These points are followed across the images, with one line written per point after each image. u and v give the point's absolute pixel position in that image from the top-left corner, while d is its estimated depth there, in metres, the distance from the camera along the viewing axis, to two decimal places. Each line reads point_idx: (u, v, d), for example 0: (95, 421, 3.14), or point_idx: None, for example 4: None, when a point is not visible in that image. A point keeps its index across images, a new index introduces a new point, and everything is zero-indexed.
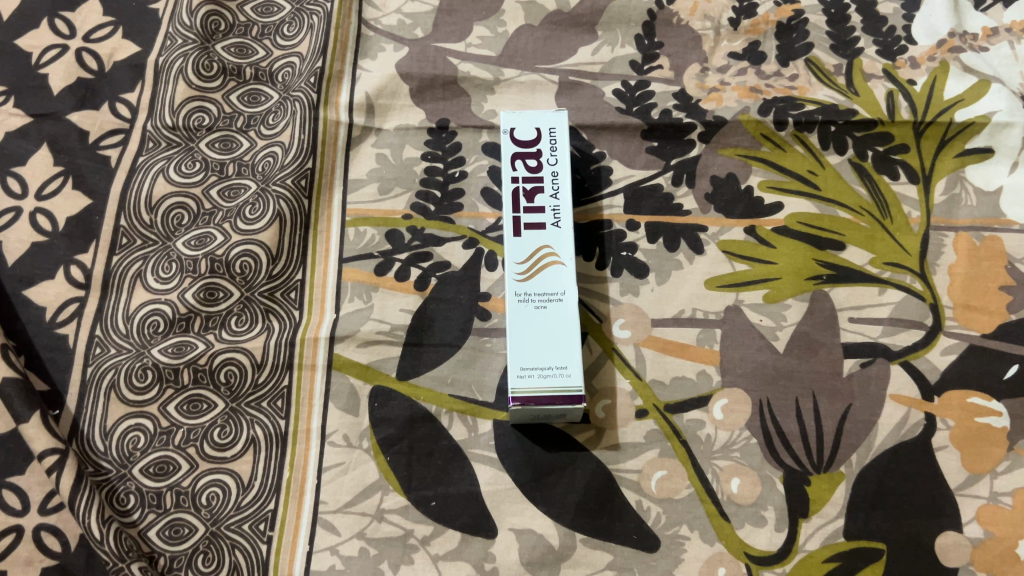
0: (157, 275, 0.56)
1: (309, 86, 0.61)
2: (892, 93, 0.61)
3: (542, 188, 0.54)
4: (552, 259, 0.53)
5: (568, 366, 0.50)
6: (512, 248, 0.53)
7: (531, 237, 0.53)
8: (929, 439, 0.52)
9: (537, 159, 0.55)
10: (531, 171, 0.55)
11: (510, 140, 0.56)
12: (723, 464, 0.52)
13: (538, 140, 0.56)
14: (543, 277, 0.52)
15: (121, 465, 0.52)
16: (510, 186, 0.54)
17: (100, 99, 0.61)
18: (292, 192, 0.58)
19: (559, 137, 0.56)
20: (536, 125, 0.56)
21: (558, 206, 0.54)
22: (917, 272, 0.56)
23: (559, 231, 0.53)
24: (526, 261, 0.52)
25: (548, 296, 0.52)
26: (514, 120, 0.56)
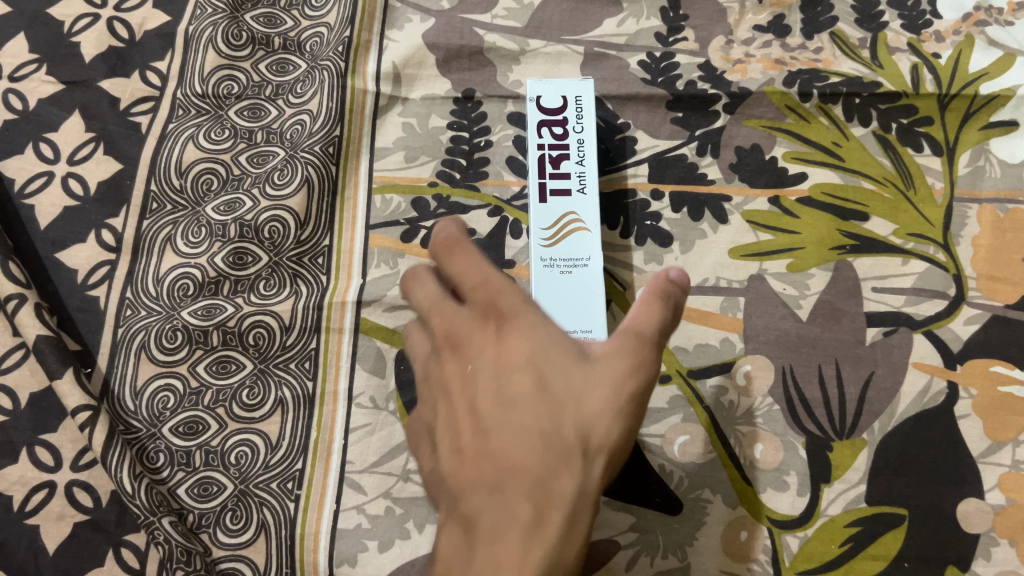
0: (187, 239, 0.57)
1: (337, 55, 0.62)
2: (917, 66, 0.61)
3: (568, 154, 0.55)
4: (577, 225, 0.53)
5: (593, 328, 0.51)
6: (537, 215, 0.53)
7: (556, 203, 0.54)
8: (952, 407, 0.53)
9: (563, 126, 0.56)
10: (557, 138, 0.55)
11: (536, 109, 0.56)
12: (746, 429, 0.53)
13: (563, 107, 0.56)
14: (568, 243, 0.53)
15: (151, 424, 0.53)
16: (536, 155, 0.55)
17: (131, 67, 0.62)
18: (320, 159, 0.59)
19: (585, 104, 0.56)
20: (562, 93, 0.56)
21: (584, 172, 0.54)
22: (940, 243, 0.56)
23: (585, 198, 0.54)
24: (551, 227, 0.53)
25: (573, 261, 0.52)
26: (540, 88, 0.57)
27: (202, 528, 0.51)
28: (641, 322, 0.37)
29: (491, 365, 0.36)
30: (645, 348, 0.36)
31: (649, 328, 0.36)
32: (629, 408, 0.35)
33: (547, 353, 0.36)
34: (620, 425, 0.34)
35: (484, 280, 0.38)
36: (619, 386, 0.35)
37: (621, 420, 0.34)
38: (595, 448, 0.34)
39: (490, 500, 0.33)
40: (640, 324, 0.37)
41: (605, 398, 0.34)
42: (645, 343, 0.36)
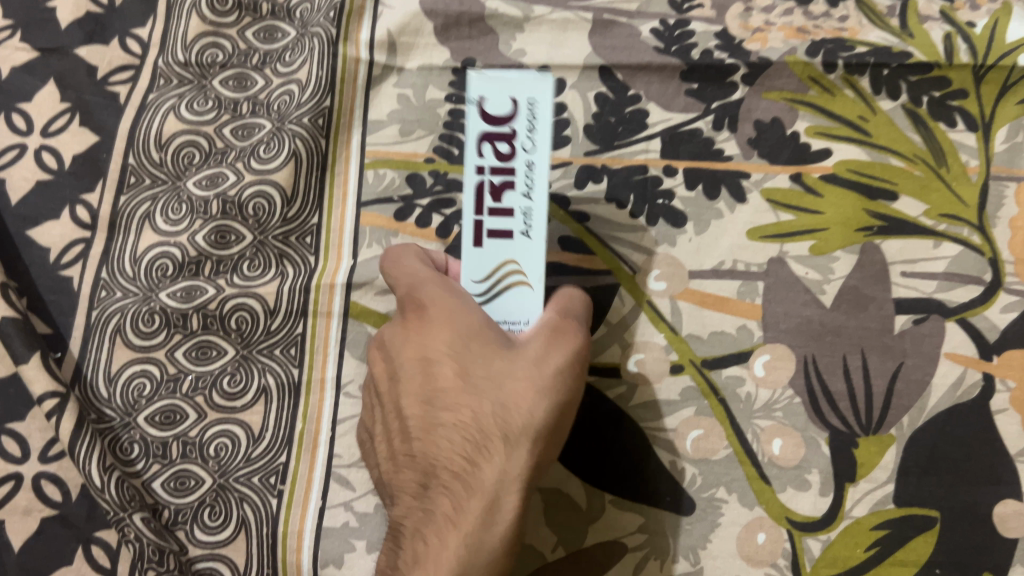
0: (166, 217, 0.53)
1: (328, 21, 0.57)
2: (950, 36, 0.55)
3: (513, 182, 0.41)
4: (515, 280, 0.42)
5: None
6: (469, 263, 0.42)
7: (493, 248, 0.41)
8: (987, 402, 0.49)
9: (510, 141, 0.41)
10: (501, 159, 0.41)
11: (476, 112, 0.40)
12: (764, 424, 0.49)
13: (513, 112, 0.40)
14: (505, 297, 0.42)
15: (125, 413, 0.50)
16: (473, 181, 0.41)
17: (109, 34, 0.58)
18: (308, 131, 0.55)
19: (539, 113, 0.40)
20: (511, 93, 0.40)
21: (531, 208, 0.41)
22: (975, 225, 0.52)
23: (529, 243, 0.42)
24: (485, 279, 0.42)
25: (512, 323, 0.43)
26: (484, 83, 0.40)
27: (178, 525, 0.48)
28: (562, 321, 0.42)
29: (416, 361, 0.42)
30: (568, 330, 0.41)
31: (569, 330, 0.41)
32: (558, 396, 0.40)
33: (471, 347, 0.40)
34: (555, 413, 0.40)
35: (411, 282, 0.44)
36: (547, 381, 0.40)
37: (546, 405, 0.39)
38: (516, 433, 0.39)
39: (425, 496, 0.41)
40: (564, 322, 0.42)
41: (531, 396, 0.39)
42: (574, 345, 0.41)
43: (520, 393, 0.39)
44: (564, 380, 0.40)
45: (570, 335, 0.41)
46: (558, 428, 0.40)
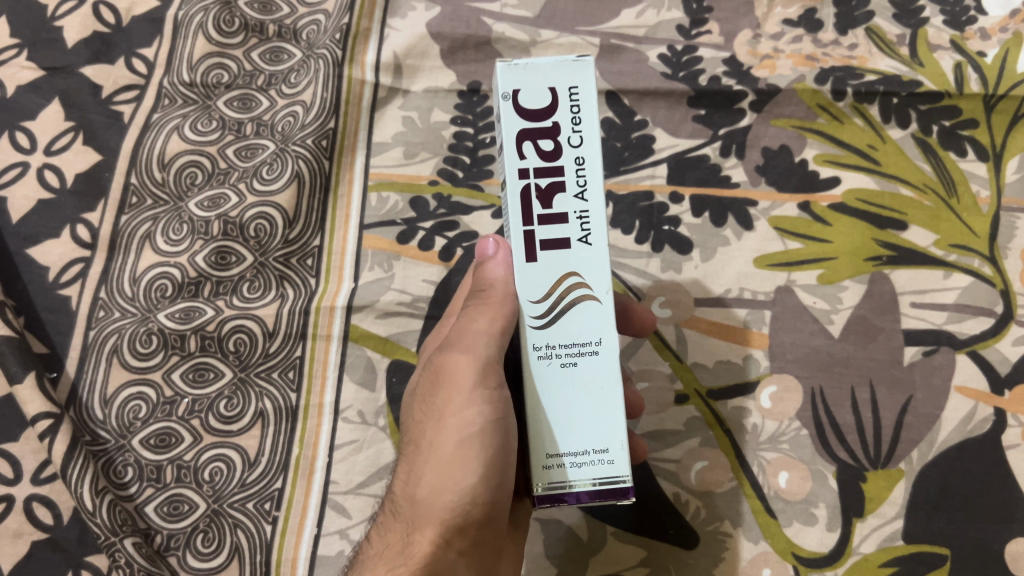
0: (167, 237, 0.53)
1: (334, 43, 0.57)
2: (960, 65, 0.55)
3: (563, 183, 0.35)
4: (581, 295, 0.35)
5: (610, 452, 0.35)
6: (523, 281, 0.35)
7: (549, 261, 0.35)
8: (999, 436, 0.47)
9: (554, 136, 0.35)
10: (546, 158, 0.34)
11: (511, 108, 0.34)
12: (771, 456, 0.48)
13: (554, 102, 0.35)
14: (572, 319, 0.35)
15: (120, 435, 0.49)
16: (516, 186, 0.34)
17: (116, 54, 0.58)
18: (312, 152, 0.54)
19: (583, 101, 0.35)
20: (548, 82, 0.35)
21: (588, 210, 0.35)
22: (986, 256, 0.51)
23: (591, 251, 0.35)
24: (545, 298, 0.35)
25: (581, 348, 0.35)
26: (518, 75, 0.34)
27: (170, 551, 0.47)
28: (465, 359, 0.37)
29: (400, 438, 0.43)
30: (479, 371, 0.37)
31: (476, 372, 0.37)
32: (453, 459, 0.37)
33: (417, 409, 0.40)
34: (445, 477, 0.37)
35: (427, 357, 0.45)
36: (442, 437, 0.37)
37: (443, 470, 0.37)
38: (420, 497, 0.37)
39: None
40: (469, 359, 0.37)
41: (428, 463, 0.37)
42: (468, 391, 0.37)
43: (420, 459, 0.38)
44: (458, 438, 0.37)
45: (473, 379, 0.37)
46: (458, 496, 0.36)
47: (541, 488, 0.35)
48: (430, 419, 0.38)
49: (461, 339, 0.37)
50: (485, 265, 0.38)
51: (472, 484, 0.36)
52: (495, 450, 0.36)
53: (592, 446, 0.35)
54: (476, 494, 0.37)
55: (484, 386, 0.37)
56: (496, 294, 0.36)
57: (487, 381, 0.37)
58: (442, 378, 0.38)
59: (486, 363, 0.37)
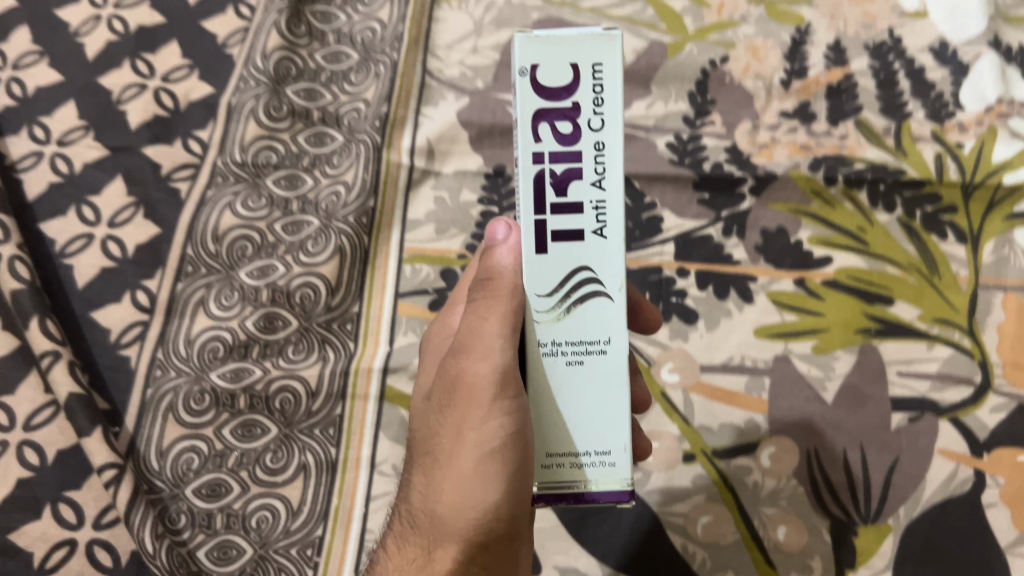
0: (219, 303, 0.58)
1: (374, 130, 0.63)
2: (940, 156, 0.61)
3: (579, 170, 0.36)
4: (592, 292, 0.37)
5: (612, 453, 0.38)
6: (533, 277, 0.37)
7: (560, 254, 0.36)
8: (979, 495, 0.52)
9: (573, 119, 0.36)
10: (564, 142, 0.36)
11: (529, 86, 0.36)
12: (771, 511, 0.53)
13: (575, 81, 0.36)
14: (581, 315, 0.37)
15: (174, 485, 0.54)
16: (532, 171, 0.36)
17: (174, 135, 0.64)
18: (353, 229, 0.60)
19: (605, 80, 0.36)
20: (570, 59, 0.36)
21: (604, 199, 0.36)
22: (965, 329, 0.56)
23: (603, 244, 0.36)
24: (554, 294, 0.37)
25: (588, 347, 0.37)
26: (538, 50, 0.35)
27: None
28: (484, 371, 0.38)
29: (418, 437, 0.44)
30: (497, 383, 0.38)
31: (494, 386, 0.38)
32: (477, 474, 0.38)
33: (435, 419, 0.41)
34: (470, 492, 0.39)
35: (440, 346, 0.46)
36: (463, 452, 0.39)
37: (464, 484, 0.39)
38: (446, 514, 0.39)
39: None
40: (487, 371, 0.38)
41: (451, 478, 0.39)
42: (490, 407, 0.38)
43: (443, 470, 0.40)
44: (481, 452, 0.38)
45: (492, 392, 0.38)
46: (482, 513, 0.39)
47: (541, 485, 0.38)
48: (452, 429, 0.40)
49: (478, 349, 0.38)
50: (494, 249, 0.39)
51: (497, 500, 0.38)
52: (516, 465, 0.38)
53: (594, 448, 0.37)
54: (499, 507, 0.39)
55: (503, 399, 0.38)
56: (503, 284, 0.38)
57: (506, 392, 0.38)
58: (463, 387, 0.39)
59: (504, 375, 0.38)
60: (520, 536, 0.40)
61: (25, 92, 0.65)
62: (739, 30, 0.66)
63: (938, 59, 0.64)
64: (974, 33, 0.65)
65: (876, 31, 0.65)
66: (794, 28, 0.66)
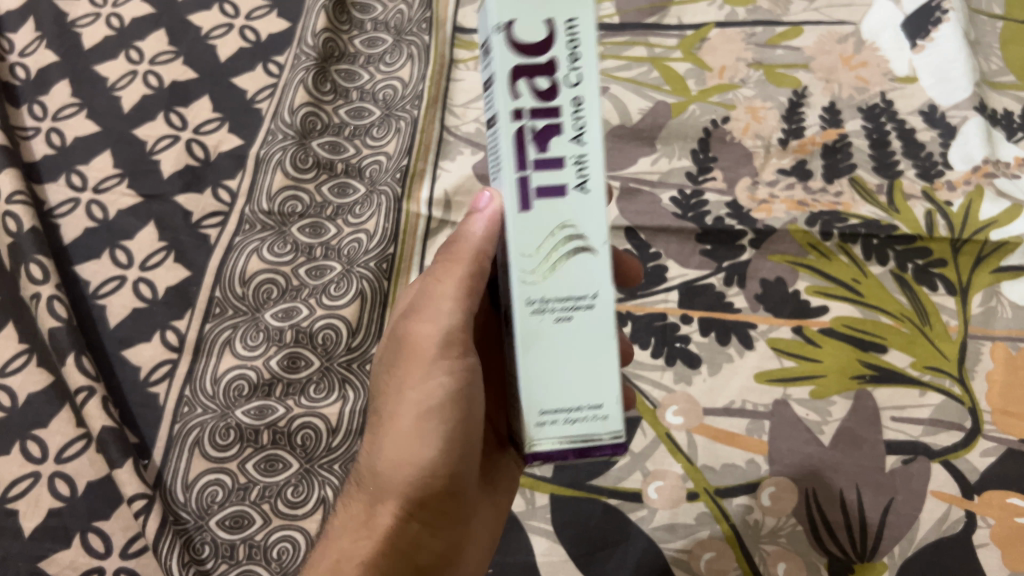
0: (245, 343, 0.61)
1: (395, 181, 0.67)
2: (930, 213, 0.64)
3: (559, 126, 0.35)
4: (578, 248, 0.35)
5: (603, 408, 0.36)
6: (519, 234, 0.35)
7: (545, 211, 0.35)
8: (970, 536, 0.54)
9: (551, 74, 0.34)
10: (542, 98, 0.34)
11: (504, 42, 0.34)
12: (770, 548, 0.55)
13: (551, 36, 0.34)
14: (569, 270, 0.35)
15: (199, 516, 0.55)
16: (510, 129, 0.34)
17: (204, 184, 0.67)
18: (374, 274, 0.63)
19: (579, 32, 0.34)
20: (545, 13, 0.34)
21: (584, 154, 0.35)
22: (955, 376, 0.59)
23: (586, 199, 0.35)
24: (541, 249, 0.35)
25: (577, 302, 0.36)
26: (513, 5, 0.33)
27: None
28: (428, 334, 0.42)
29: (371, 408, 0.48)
30: (438, 346, 0.42)
31: (436, 349, 0.42)
32: (414, 430, 0.42)
33: (386, 384, 0.45)
34: (412, 445, 0.42)
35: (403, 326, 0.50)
36: (408, 409, 0.42)
37: (406, 441, 0.42)
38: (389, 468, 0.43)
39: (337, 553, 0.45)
40: (434, 332, 0.42)
41: (394, 429, 0.43)
42: (431, 368, 0.42)
43: (389, 428, 0.43)
44: (422, 407, 0.42)
45: (438, 351, 0.42)
46: (416, 469, 0.42)
47: (533, 445, 0.36)
48: (398, 391, 0.43)
49: (428, 313, 0.42)
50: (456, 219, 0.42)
51: (435, 453, 0.42)
52: (454, 419, 0.42)
53: (587, 404, 0.36)
54: (434, 465, 0.42)
55: (447, 357, 0.42)
56: (461, 249, 0.40)
57: (448, 354, 0.42)
58: (411, 349, 0.43)
59: (447, 337, 0.42)
60: (459, 493, 0.44)
61: (64, 142, 0.69)
62: (739, 92, 0.71)
63: (927, 121, 0.68)
64: (961, 98, 0.69)
65: (869, 94, 0.70)
66: (791, 91, 0.70)
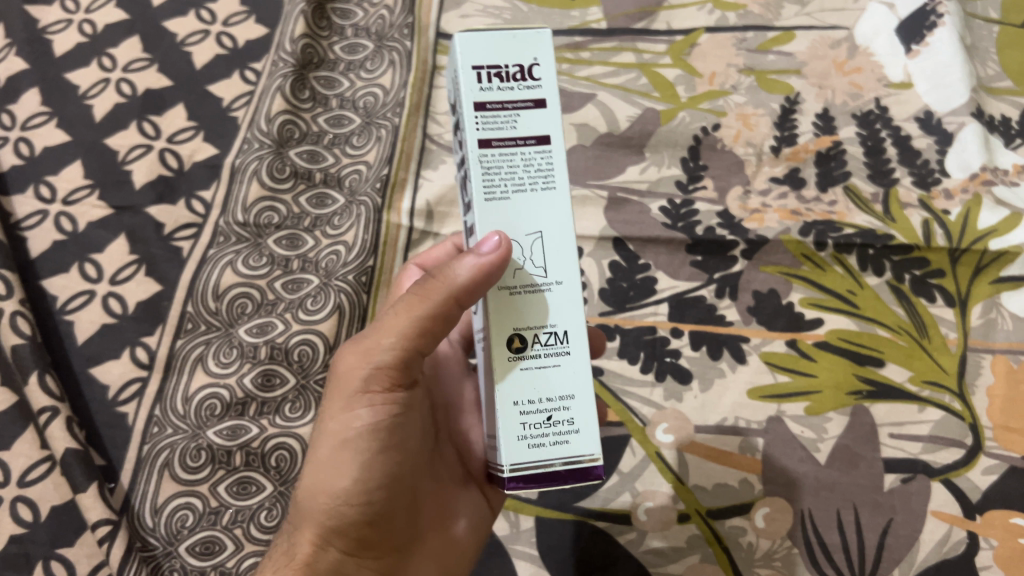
0: (218, 360, 0.59)
1: (374, 192, 0.65)
2: (927, 222, 0.62)
3: None
4: None
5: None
6: None
7: None
8: (972, 558, 0.52)
9: None
10: None
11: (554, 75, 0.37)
12: (765, 572, 0.53)
13: None
14: None
15: (168, 542, 0.53)
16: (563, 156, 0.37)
17: (178, 196, 0.65)
18: (352, 287, 0.61)
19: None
20: None
21: None
22: (955, 391, 0.57)
23: None
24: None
25: None
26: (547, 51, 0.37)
27: None
28: (357, 364, 0.39)
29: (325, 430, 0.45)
30: (365, 377, 0.38)
31: (361, 379, 0.38)
32: (332, 457, 0.39)
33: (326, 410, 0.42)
34: (325, 476, 0.39)
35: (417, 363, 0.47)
36: (328, 439, 0.39)
37: (322, 471, 0.39)
38: (306, 495, 0.40)
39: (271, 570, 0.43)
40: (360, 363, 0.38)
41: (314, 458, 0.40)
42: (353, 396, 0.38)
43: (312, 457, 0.40)
44: (339, 437, 0.39)
45: (358, 382, 0.38)
46: (331, 497, 0.39)
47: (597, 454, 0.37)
48: (323, 418, 0.40)
49: (364, 342, 0.39)
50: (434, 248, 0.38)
51: (347, 485, 0.38)
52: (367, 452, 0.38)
53: None
54: (351, 494, 0.39)
55: (368, 391, 0.38)
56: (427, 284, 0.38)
57: (373, 385, 0.38)
58: (339, 375, 0.40)
59: (374, 371, 0.38)
60: (387, 527, 0.40)
61: (32, 152, 0.67)
62: (730, 99, 0.69)
63: (923, 128, 0.66)
64: (957, 104, 0.67)
65: (863, 100, 0.68)
66: (783, 97, 0.69)
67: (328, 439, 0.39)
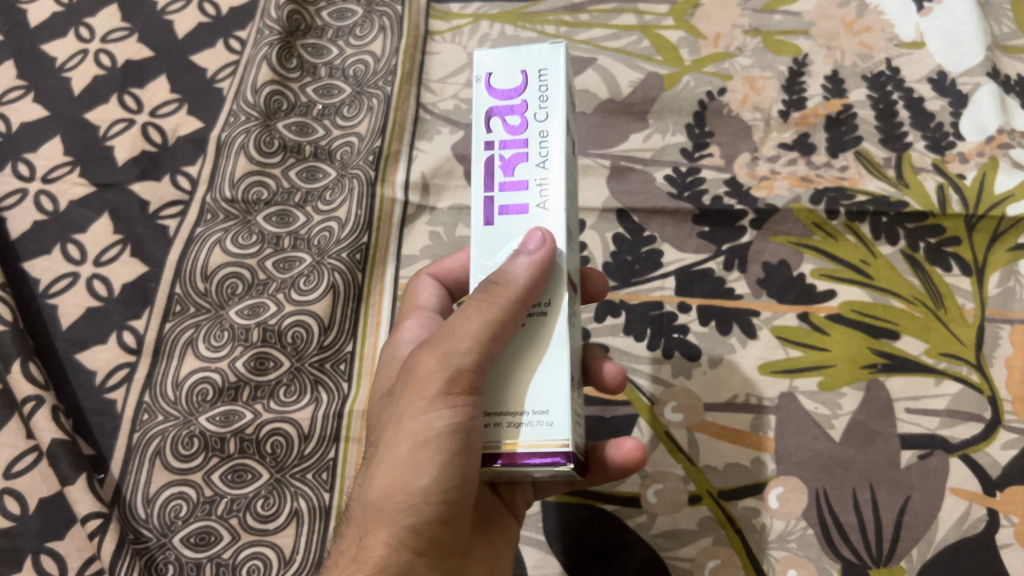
0: (209, 343, 0.56)
1: (367, 164, 0.62)
2: (942, 187, 0.60)
3: (524, 154, 0.37)
4: None
5: (551, 414, 0.35)
6: (482, 246, 0.37)
7: (504, 225, 0.37)
8: (992, 536, 0.50)
9: (521, 113, 0.37)
10: (510, 131, 0.37)
11: (484, 90, 0.38)
12: (779, 554, 0.51)
13: (523, 84, 0.38)
14: None
15: (162, 533, 0.51)
16: (482, 156, 0.37)
17: (162, 171, 0.62)
18: (346, 265, 0.59)
19: (551, 82, 0.37)
20: (520, 66, 0.38)
21: (547, 177, 0.36)
22: (973, 363, 0.55)
23: (547, 217, 0.36)
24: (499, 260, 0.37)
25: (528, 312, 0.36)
26: (494, 61, 0.38)
27: None
28: (436, 368, 0.35)
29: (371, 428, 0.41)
30: (448, 378, 0.35)
31: (443, 380, 0.35)
32: (410, 457, 0.35)
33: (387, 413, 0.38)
34: (401, 477, 0.35)
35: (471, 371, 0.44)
36: (403, 440, 0.36)
37: (396, 471, 0.36)
38: (376, 497, 0.36)
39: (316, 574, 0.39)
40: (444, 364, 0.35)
41: (387, 459, 0.36)
42: (435, 397, 0.35)
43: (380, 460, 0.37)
44: (417, 438, 0.35)
45: (442, 384, 0.35)
46: (410, 496, 0.35)
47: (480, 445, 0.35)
48: (392, 418, 0.37)
49: (444, 344, 0.36)
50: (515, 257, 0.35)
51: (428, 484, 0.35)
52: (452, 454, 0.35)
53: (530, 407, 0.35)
54: (431, 493, 0.35)
55: (451, 393, 0.34)
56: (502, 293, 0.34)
57: (456, 386, 0.35)
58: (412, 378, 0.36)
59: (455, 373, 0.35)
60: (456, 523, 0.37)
61: (9, 128, 0.64)
62: (736, 61, 0.66)
63: (937, 89, 0.64)
64: (971, 64, 0.64)
65: (873, 61, 0.65)
66: (791, 59, 0.66)
67: (404, 440, 0.36)
